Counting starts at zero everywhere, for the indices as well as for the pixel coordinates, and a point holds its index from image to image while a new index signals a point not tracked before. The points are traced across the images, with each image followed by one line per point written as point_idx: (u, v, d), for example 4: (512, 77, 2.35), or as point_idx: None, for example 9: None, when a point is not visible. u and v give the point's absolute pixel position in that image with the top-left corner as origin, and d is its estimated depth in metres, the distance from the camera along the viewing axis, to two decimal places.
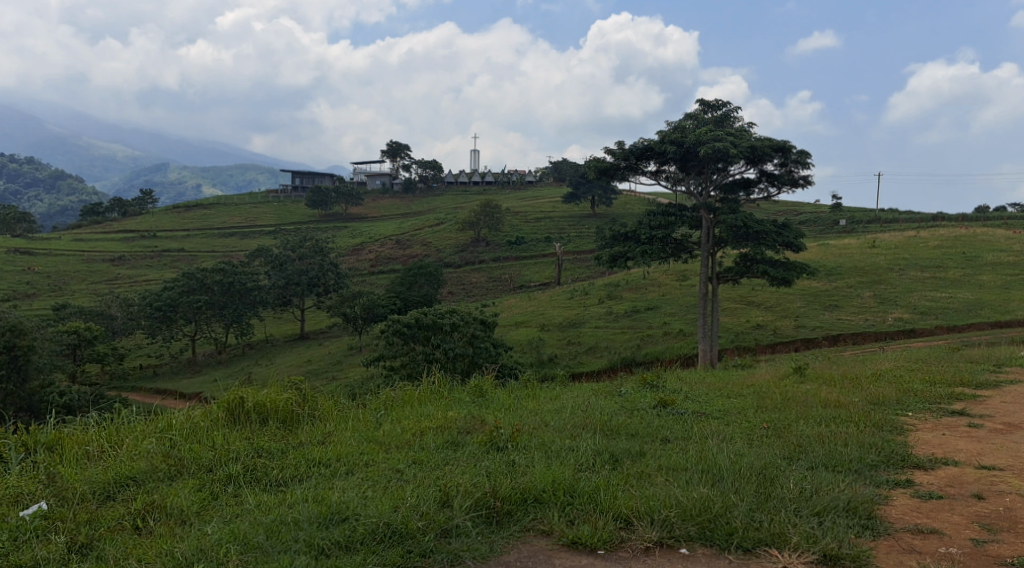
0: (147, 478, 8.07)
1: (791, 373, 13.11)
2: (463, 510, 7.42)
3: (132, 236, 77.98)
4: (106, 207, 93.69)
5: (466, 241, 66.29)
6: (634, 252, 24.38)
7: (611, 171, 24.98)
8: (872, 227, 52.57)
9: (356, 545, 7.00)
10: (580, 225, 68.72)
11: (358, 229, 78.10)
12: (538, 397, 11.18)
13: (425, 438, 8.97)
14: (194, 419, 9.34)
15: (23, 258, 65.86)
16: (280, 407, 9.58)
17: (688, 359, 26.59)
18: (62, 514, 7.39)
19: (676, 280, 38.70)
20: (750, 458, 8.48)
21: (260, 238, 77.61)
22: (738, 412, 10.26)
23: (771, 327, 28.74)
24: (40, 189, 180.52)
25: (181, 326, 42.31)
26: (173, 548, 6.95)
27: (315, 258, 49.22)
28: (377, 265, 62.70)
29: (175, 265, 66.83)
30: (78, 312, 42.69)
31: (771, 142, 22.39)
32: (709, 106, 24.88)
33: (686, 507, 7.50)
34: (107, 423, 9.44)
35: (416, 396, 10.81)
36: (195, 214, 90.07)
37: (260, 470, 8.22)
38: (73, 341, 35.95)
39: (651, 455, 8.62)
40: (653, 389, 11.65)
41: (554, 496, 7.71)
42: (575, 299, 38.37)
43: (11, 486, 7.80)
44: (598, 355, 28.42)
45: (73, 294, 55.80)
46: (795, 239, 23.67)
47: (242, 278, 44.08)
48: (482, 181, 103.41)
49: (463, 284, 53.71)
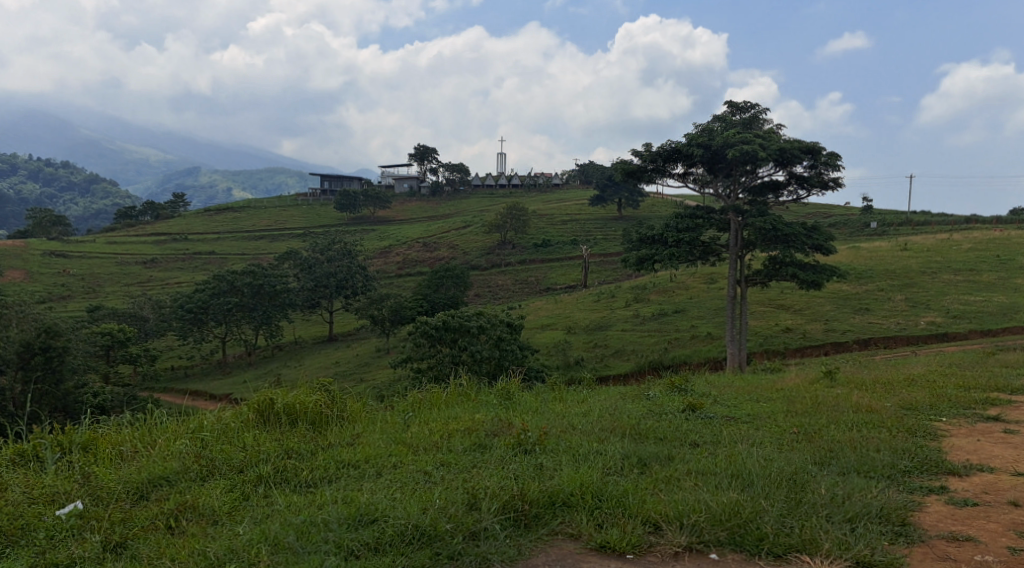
0: (179, 478, 8.17)
1: (822, 377, 12.96)
2: (491, 513, 7.42)
3: (165, 239, 79.02)
4: (139, 210, 95.02)
5: (492, 244, 66.39)
6: (660, 255, 24.27)
7: (638, 174, 24.89)
8: (904, 230, 51.85)
9: (384, 547, 7.06)
10: (607, 228, 68.50)
11: (386, 232, 78.53)
12: (565, 400, 11.17)
13: (453, 440, 9.00)
14: (225, 420, 9.46)
15: (58, 261, 66.93)
16: (310, 408, 9.67)
17: (716, 363, 26.40)
18: (96, 513, 7.49)
19: (703, 283, 38.48)
20: (780, 463, 8.41)
21: (289, 241, 78.23)
22: (767, 416, 10.16)
23: (801, 330, 28.45)
24: (75, 194, 183.57)
25: (211, 328, 42.73)
26: (204, 547, 7.04)
27: (343, 261, 49.53)
28: (404, 267, 62.99)
29: (206, 268, 67.61)
30: (112, 314, 43.28)
31: (800, 143, 22.11)
32: (737, 108, 24.71)
33: (715, 513, 7.45)
34: (141, 424, 9.57)
35: (444, 398, 10.87)
36: (226, 217, 91.07)
37: (291, 470, 8.30)
38: (107, 342, 36.45)
39: (680, 459, 8.57)
40: (682, 393, 11.57)
41: (582, 500, 7.69)
42: (602, 302, 38.27)
43: (47, 485, 7.91)
44: (625, 358, 28.30)
45: (106, 296, 56.59)
46: (825, 242, 23.38)
47: (272, 280, 44.45)
48: (509, 183, 103.43)
49: (489, 287, 53.80)
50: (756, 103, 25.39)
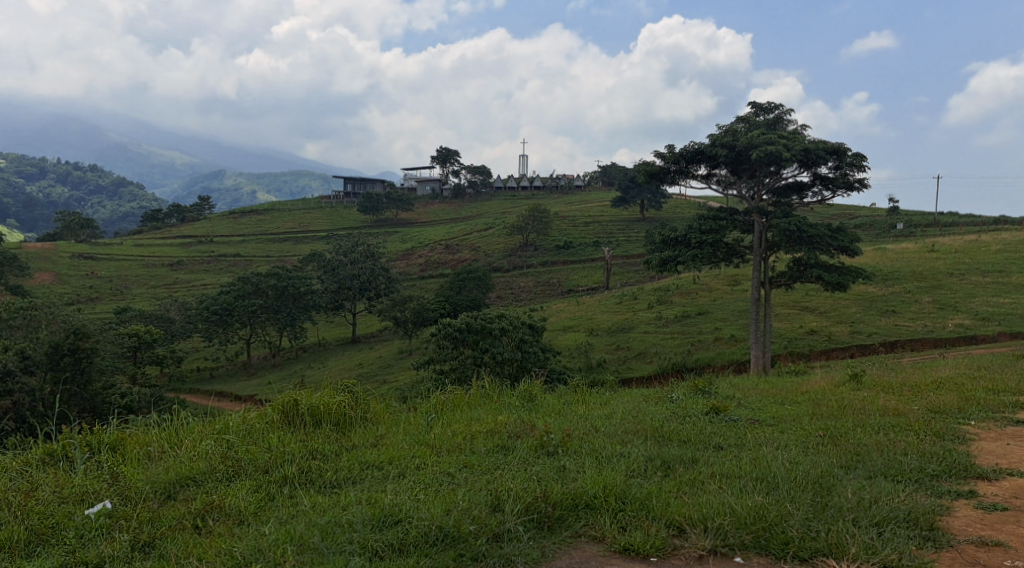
0: (206, 479, 8.25)
1: (848, 380, 12.85)
2: (514, 515, 7.43)
3: (191, 241, 79.83)
4: (165, 213, 96.09)
5: (514, 245, 66.43)
6: (683, 257, 24.23)
7: (661, 175, 24.81)
8: (931, 231, 51.29)
9: (408, 548, 7.09)
10: (629, 229, 68.34)
11: (408, 234, 78.82)
12: (587, 402, 11.16)
13: (476, 442, 9.01)
14: (250, 421, 9.53)
15: (86, 264, 67.84)
16: (333, 409, 9.72)
17: (740, 365, 26.26)
18: (125, 513, 7.57)
19: (727, 285, 38.28)
20: (806, 466, 8.34)
21: (313, 243, 78.74)
22: (792, 419, 10.09)
23: (826, 333, 28.22)
24: (103, 197, 185.86)
25: (236, 329, 43.12)
26: (231, 547, 7.12)
27: (366, 263, 49.77)
28: (427, 269, 63.24)
29: (231, 269, 68.21)
30: (139, 315, 43.79)
31: (825, 144, 21.89)
32: (761, 109, 24.52)
33: (740, 516, 7.41)
34: (167, 424, 9.67)
35: (466, 400, 10.88)
36: (251, 219, 91.88)
37: (315, 471, 8.35)
38: (134, 344, 36.86)
39: (704, 462, 8.53)
40: (706, 396, 11.49)
41: (606, 502, 7.66)
42: (624, 304, 38.14)
43: (77, 485, 8.01)
44: (648, 360, 28.21)
45: (133, 297, 57.30)
46: (850, 243, 23.19)
47: (296, 282, 44.77)
48: (531, 185, 103.42)
49: (511, 289, 53.87)
50: (780, 103, 25.17)
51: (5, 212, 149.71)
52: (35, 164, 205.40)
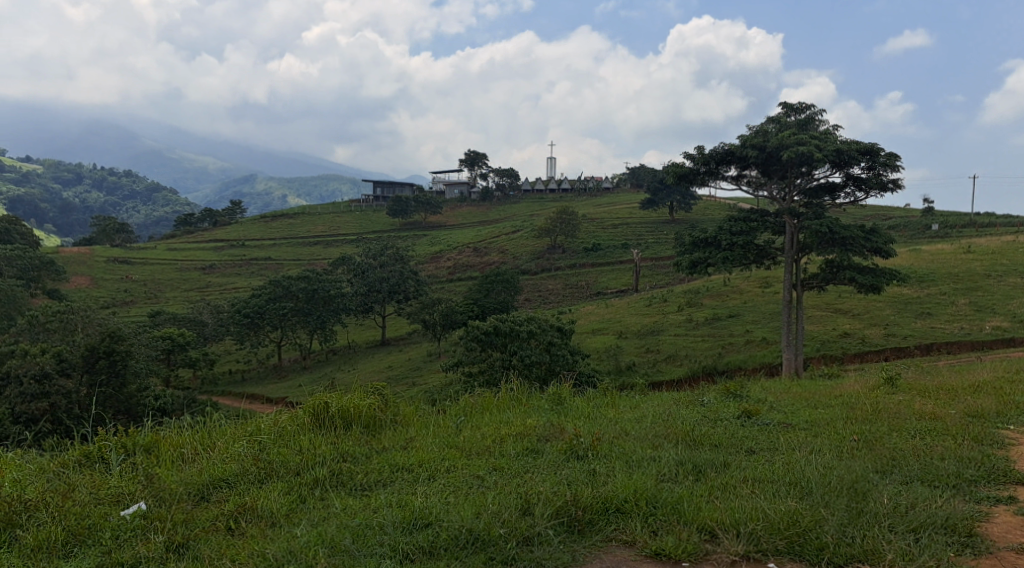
0: (238, 480, 8.32)
1: (882, 383, 12.65)
2: (544, 518, 7.41)
3: (223, 245, 80.80)
4: (198, 217, 97.33)
5: (543, 248, 66.37)
6: (714, 258, 24.05)
7: (690, 177, 24.62)
8: (966, 232, 50.41)
9: (439, 551, 7.11)
10: (658, 231, 68.01)
11: (437, 237, 79.10)
12: (617, 405, 11.11)
13: (505, 445, 9.00)
14: (281, 423, 9.57)
15: (121, 268, 68.87)
16: (363, 412, 9.76)
17: (771, 368, 26.00)
18: (159, 514, 7.65)
19: (758, 287, 37.94)
20: (841, 471, 8.22)
21: (342, 246, 79.24)
22: (826, 423, 9.96)
23: (859, 335, 27.85)
24: (137, 202, 188.78)
25: (267, 332, 43.51)
26: (263, 548, 7.18)
27: (396, 266, 50.02)
28: (455, 272, 63.42)
29: (262, 273, 68.90)
30: (172, 318, 44.39)
31: (857, 145, 21.59)
32: (792, 109, 24.20)
33: (773, 521, 7.34)
34: (200, 427, 9.76)
35: (496, 403, 10.87)
36: (281, 223, 92.76)
37: (346, 474, 8.39)
38: (168, 346, 37.33)
39: (736, 466, 8.44)
40: (738, 399, 11.37)
41: (636, 506, 7.62)
42: (654, 306, 37.93)
43: (113, 486, 8.10)
44: (678, 363, 28.01)
45: (167, 301, 58.07)
46: (884, 244, 22.86)
47: (326, 286, 45.08)
48: (560, 187, 103.29)
49: (540, 291, 53.83)
50: (811, 103, 24.83)
51: (42, 217, 152.85)
52: (71, 170, 209.10)
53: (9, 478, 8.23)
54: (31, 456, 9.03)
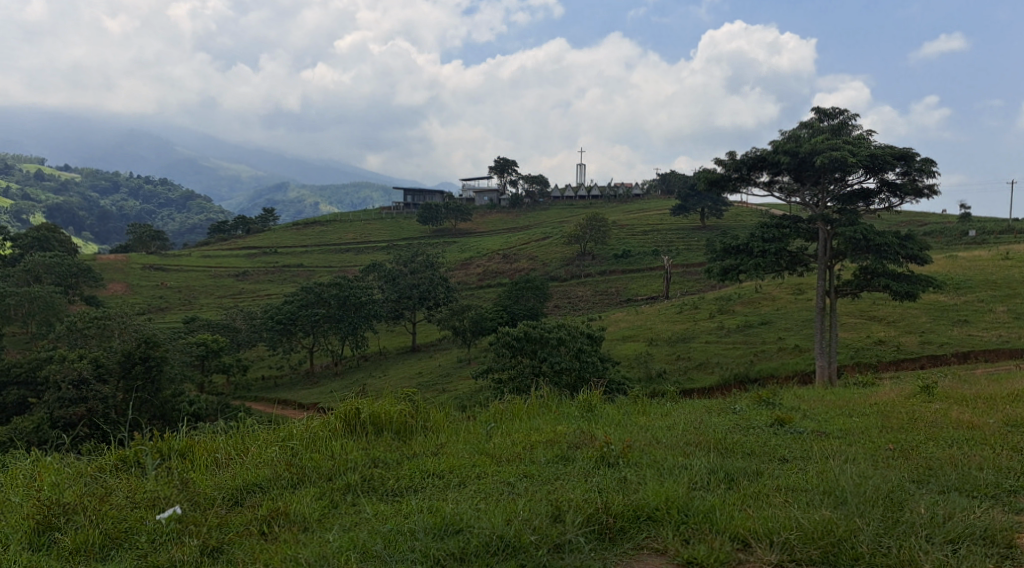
0: (271, 486, 8.39)
1: (919, 392, 12.42)
2: (576, 525, 7.40)
3: (256, 252, 81.70)
4: (231, 225, 98.47)
5: (573, 254, 66.23)
6: (746, 265, 23.84)
7: (722, 182, 24.49)
8: (1004, 239, 49.47)
9: (470, 557, 7.14)
10: (690, 237, 67.59)
11: (467, 244, 79.26)
12: (648, 413, 11.03)
13: (536, 452, 8.98)
14: (313, 428, 9.66)
15: (157, 275, 69.91)
16: (394, 418, 9.83)
17: (805, 376, 25.69)
18: (194, 518, 7.72)
19: (791, 294, 37.58)
20: (876, 480, 8.10)
21: (374, 253, 79.69)
22: (861, 432, 9.82)
23: (894, 343, 27.44)
24: (173, 210, 191.54)
25: (299, 338, 43.88)
26: (296, 553, 7.26)
27: (426, 273, 50.21)
28: (485, 279, 63.52)
29: (294, 279, 69.57)
30: (206, 325, 44.96)
31: (892, 149, 21.29)
32: (826, 114, 23.89)
33: (807, 530, 7.28)
34: (233, 432, 9.85)
35: (526, 410, 10.85)
36: (314, 230, 93.63)
37: (377, 479, 8.44)
38: (202, 352, 37.81)
39: (769, 474, 8.36)
40: (770, 407, 11.26)
41: (668, 514, 7.58)
42: (684, 313, 37.71)
43: (149, 491, 8.21)
44: (709, 371, 27.78)
45: (201, 307, 58.86)
46: (920, 251, 22.45)
47: (357, 292, 45.31)
48: (589, 194, 103.05)
49: (569, 298, 53.73)
50: (844, 108, 24.49)
51: (81, 225, 155.49)
52: (108, 178, 212.68)
53: (47, 483, 8.37)
54: (69, 460, 9.17)
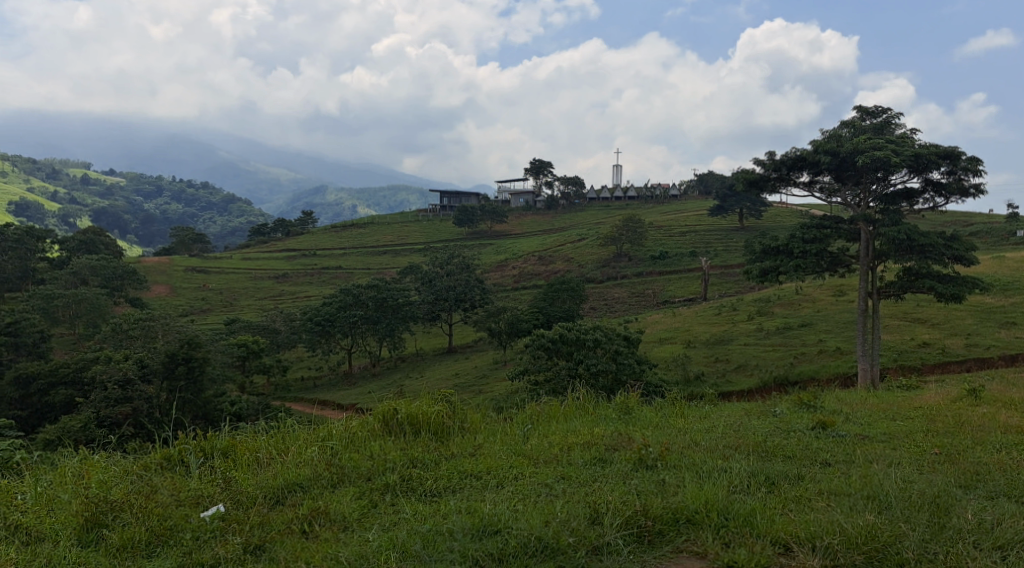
0: (312, 485, 8.48)
1: (965, 395, 12.16)
2: (614, 528, 7.37)
3: (295, 255, 82.67)
4: (271, 227, 99.72)
5: (608, 256, 65.94)
6: (786, 267, 23.59)
7: (761, 183, 24.25)
8: None
9: (508, 558, 7.15)
10: (728, 238, 66.97)
11: (503, 246, 79.38)
12: (685, 415, 10.96)
13: (573, 454, 8.97)
14: (352, 429, 9.75)
15: (199, 277, 71.08)
16: (431, 419, 9.87)
17: (846, 379, 25.30)
18: (237, 516, 7.85)
19: (831, 296, 37.07)
20: (921, 484, 7.96)
21: (410, 255, 80.10)
22: (905, 436, 9.65)
23: (939, 345, 26.91)
24: (214, 213, 194.54)
25: (338, 339, 44.27)
26: (336, 552, 7.34)
27: (462, 275, 50.40)
28: (520, 281, 63.58)
29: (333, 281, 70.24)
30: (247, 326, 45.63)
31: (937, 148, 20.91)
32: (868, 113, 23.52)
33: (850, 535, 7.18)
34: (274, 432, 9.98)
35: (562, 412, 10.83)
36: (352, 233, 94.49)
37: (415, 479, 8.49)
38: (242, 353, 38.41)
39: (810, 478, 8.25)
40: (811, 410, 11.12)
41: (707, 517, 7.52)
42: (723, 315, 37.40)
43: (193, 489, 8.36)
44: (748, 373, 27.50)
45: (241, 309, 59.66)
46: (966, 251, 21.99)
47: (394, 294, 45.58)
48: (625, 196, 102.51)
49: (605, 300, 53.52)
50: (886, 106, 24.08)
51: (125, 228, 158.63)
52: (151, 182, 216.63)
53: (95, 481, 8.52)
54: (116, 459, 9.34)
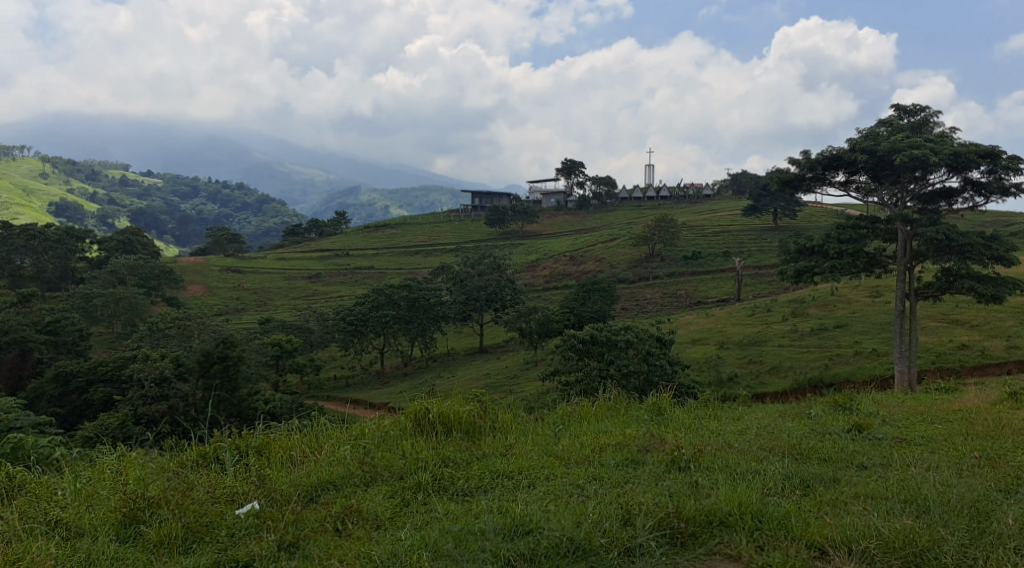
0: (345, 483, 8.55)
1: (1006, 398, 11.89)
2: (646, 529, 7.32)
3: (328, 255, 83.33)
4: (304, 228, 100.63)
5: (640, 257, 65.59)
6: (820, 267, 23.31)
7: (796, 182, 23.98)
8: None
9: (540, 559, 7.14)
10: (762, 239, 66.26)
11: (534, 246, 79.33)
12: (719, 417, 10.84)
13: (605, 454, 8.94)
14: (384, 428, 9.81)
15: (234, 276, 71.94)
16: (463, 418, 9.88)
17: (883, 381, 24.88)
18: (272, 513, 7.95)
19: (867, 296, 36.55)
20: (960, 488, 7.81)
21: (442, 255, 80.32)
22: (944, 439, 9.48)
23: (978, 347, 26.41)
24: (249, 213, 196.75)
25: (371, 339, 44.53)
26: (369, 550, 7.39)
27: (493, 275, 50.51)
28: (552, 281, 63.55)
29: (365, 281, 70.69)
30: (281, 325, 46.12)
31: (977, 147, 20.54)
32: (905, 111, 23.19)
33: (887, 539, 7.09)
34: (308, 430, 10.06)
35: (593, 412, 10.82)
36: (384, 233, 95.02)
37: (447, 478, 8.50)
38: (276, 352, 38.83)
39: (846, 481, 8.14)
40: (846, 412, 10.97)
41: (741, 520, 7.45)
42: (757, 316, 37.02)
43: (228, 485, 8.44)
44: (782, 375, 27.20)
45: (275, 309, 60.28)
46: (1006, 252, 21.55)
47: (426, 294, 45.74)
48: (658, 196, 101.86)
49: (637, 300, 53.29)
50: (924, 105, 23.70)
51: (162, 228, 160.97)
52: (187, 183, 219.66)
53: (132, 477, 8.65)
54: (152, 455, 9.48)
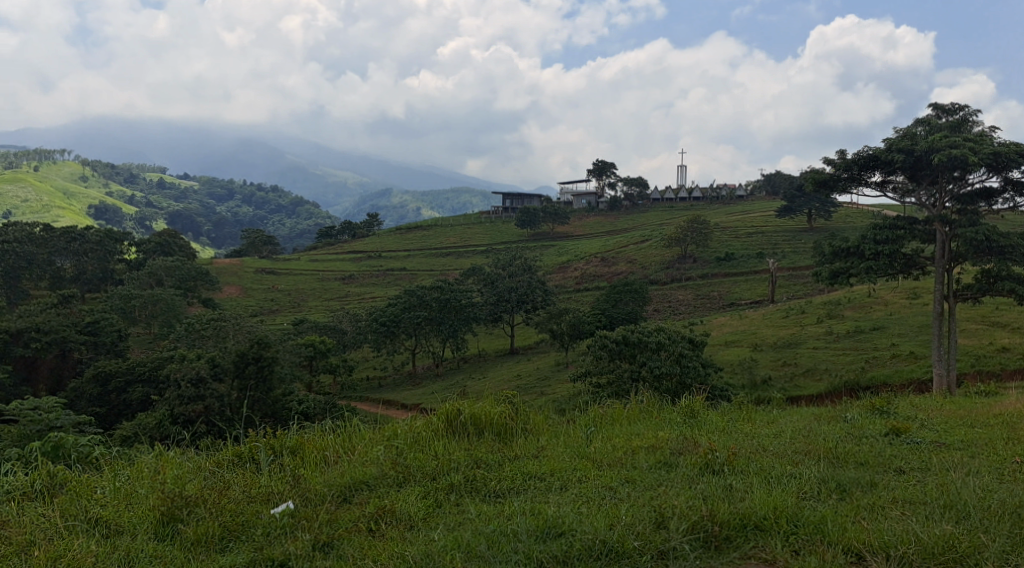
0: (378, 484, 8.59)
1: None
2: (680, 532, 7.29)
3: (360, 256, 83.98)
4: (338, 229, 101.47)
5: (672, 258, 65.20)
6: (857, 268, 23.01)
7: (831, 183, 23.67)
8: None
9: (572, 560, 7.14)
10: (796, 240, 65.57)
11: (565, 247, 79.27)
12: (754, 420, 10.74)
13: (638, 457, 8.91)
14: (416, 429, 9.85)
15: (268, 278, 72.74)
16: (495, 420, 9.90)
17: (920, 385, 24.49)
18: (306, 513, 8.03)
19: (905, 298, 35.98)
20: (1001, 494, 7.68)
21: (473, 256, 80.52)
22: (985, 444, 9.31)
23: (1020, 350, 25.87)
24: (283, 215, 198.80)
25: (402, 340, 44.77)
26: (403, 551, 7.43)
27: (524, 276, 50.63)
28: (583, 282, 63.44)
29: (397, 282, 71.11)
30: (314, 326, 46.58)
31: (1018, 146, 20.17)
32: (944, 111, 22.81)
33: (927, 545, 7.00)
34: (341, 431, 10.14)
35: (626, 414, 10.77)
36: (416, 235, 95.50)
37: (479, 480, 8.53)
38: (310, 353, 39.20)
39: (884, 486, 8.02)
40: (884, 416, 10.82)
41: (777, 524, 7.39)
42: (791, 318, 36.63)
43: (264, 485, 8.55)
44: (817, 378, 26.88)
45: (308, 309, 60.83)
46: None
47: (457, 295, 45.88)
48: (690, 197, 101.13)
49: (670, 302, 53.06)
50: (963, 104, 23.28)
51: (198, 230, 163.11)
52: (223, 185, 222.73)
53: (170, 476, 8.79)
54: (189, 455, 9.61)
